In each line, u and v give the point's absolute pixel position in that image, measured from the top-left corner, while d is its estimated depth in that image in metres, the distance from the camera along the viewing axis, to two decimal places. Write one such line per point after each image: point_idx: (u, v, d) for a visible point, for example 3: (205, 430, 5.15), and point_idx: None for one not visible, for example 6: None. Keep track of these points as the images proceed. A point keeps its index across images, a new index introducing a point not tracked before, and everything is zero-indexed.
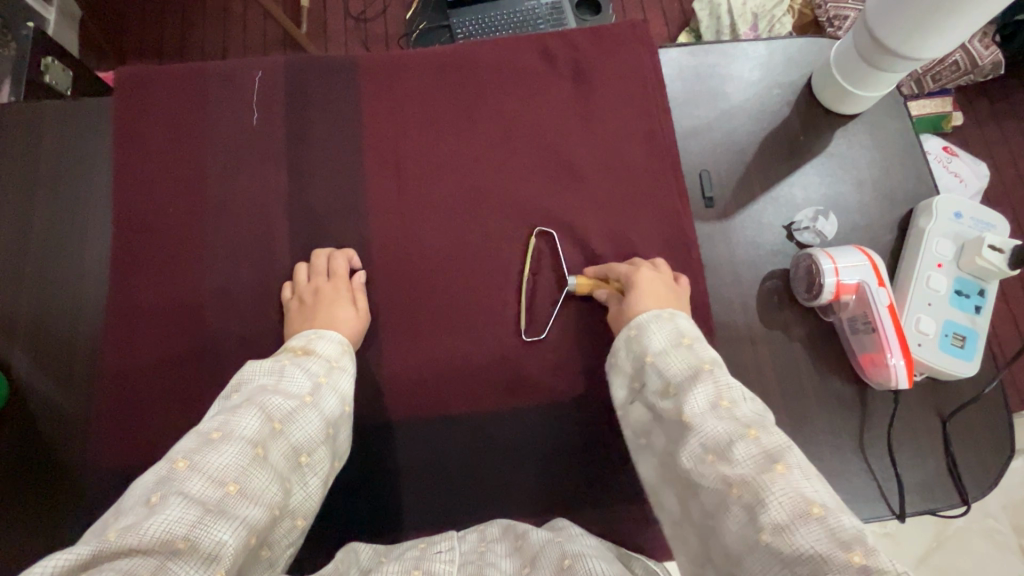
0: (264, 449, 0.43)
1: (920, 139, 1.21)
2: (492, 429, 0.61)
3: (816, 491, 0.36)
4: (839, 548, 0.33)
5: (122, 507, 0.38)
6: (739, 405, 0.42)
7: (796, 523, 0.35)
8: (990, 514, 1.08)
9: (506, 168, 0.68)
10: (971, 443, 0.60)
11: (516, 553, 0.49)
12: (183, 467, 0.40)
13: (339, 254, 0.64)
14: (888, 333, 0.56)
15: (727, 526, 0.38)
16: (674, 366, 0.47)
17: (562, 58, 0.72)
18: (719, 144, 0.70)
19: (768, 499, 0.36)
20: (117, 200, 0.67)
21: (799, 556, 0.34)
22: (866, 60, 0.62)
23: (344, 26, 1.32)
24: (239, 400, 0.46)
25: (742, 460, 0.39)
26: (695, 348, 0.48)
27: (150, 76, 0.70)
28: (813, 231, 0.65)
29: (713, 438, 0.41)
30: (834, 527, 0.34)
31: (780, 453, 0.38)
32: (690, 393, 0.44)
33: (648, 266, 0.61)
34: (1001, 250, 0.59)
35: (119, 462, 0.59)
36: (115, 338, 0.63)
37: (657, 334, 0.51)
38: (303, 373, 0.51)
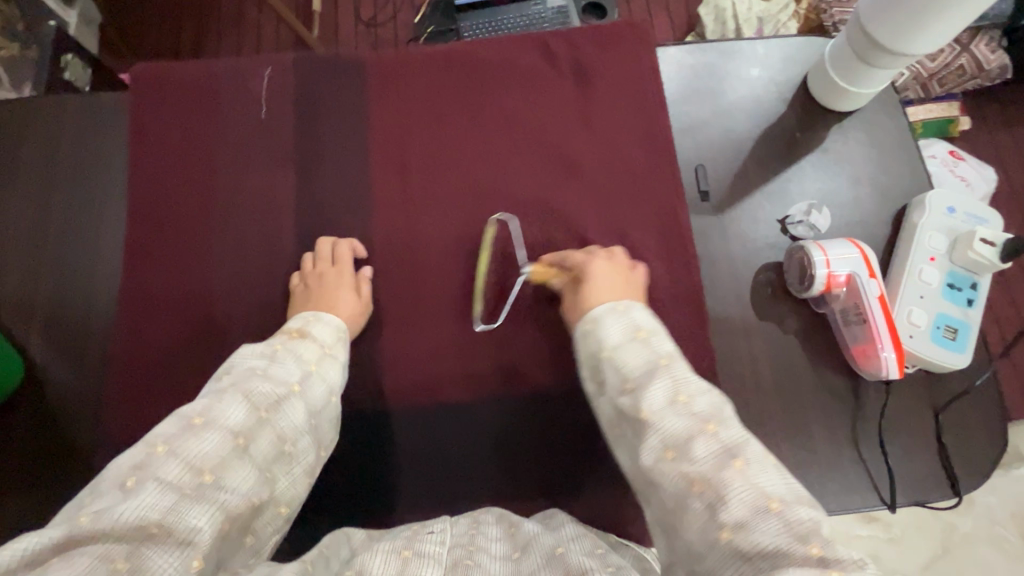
0: (245, 440, 0.44)
1: (926, 143, 1.21)
2: (489, 414, 0.62)
3: (775, 486, 0.38)
4: (798, 542, 0.35)
5: (97, 486, 0.39)
6: (695, 399, 0.44)
7: (757, 519, 0.36)
8: (997, 522, 1.07)
9: (506, 162, 0.70)
10: (964, 435, 0.61)
11: (507, 538, 0.51)
12: (161, 452, 0.41)
13: (343, 241, 0.66)
14: (878, 324, 0.58)
15: (689, 525, 0.39)
16: (630, 360, 0.48)
17: (563, 55, 0.73)
18: (716, 140, 0.72)
19: (728, 496, 0.38)
20: (131, 188, 0.69)
21: (761, 552, 0.35)
22: (860, 57, 0.63)
23: (355, 31, 1.35)
24: (226, 383, 0.48)
25: (702, 458, 0.40)
26: (652, 341, 0.49)
27: (165, 70, 0.73)
28: (806, 225, 0.66)
29: (672, 435, 0.42)
30: (791, 521, 0.36)
31: (738, 450, 0.40)
32: (649, 387, 0.45)
33: (602, 253, 0.62)
34: (992, 243, 0.60)
35: (125, 441, 0.61)
36: (125, 322, 0.65)
37: (612, 328, 0.51)
38: (293, 362, 0.52)
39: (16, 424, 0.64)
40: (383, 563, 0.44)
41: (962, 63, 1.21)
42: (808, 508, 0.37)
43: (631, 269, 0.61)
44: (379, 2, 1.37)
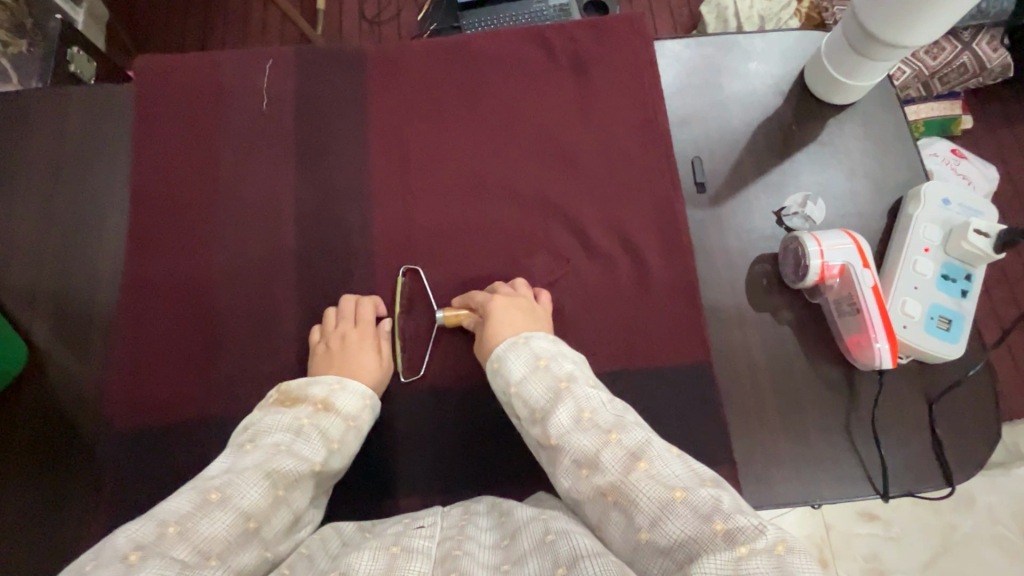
0: (256, 523, 0.45)
1: (927, 141, 1.21)
2: (485, 401, 0.63)
3: (677, 475, 0.42)
4: (704, 522, 0.39)
5: (100, 554, 0.39)
6: (597, 413, 0.48)
7: (667, 512, 0.40)
8: (998, 521, 1.06)
9: (504, 153, 0.70)
10: (957, 425, 0.61)
11: (498, 528, 0.50)
12: (172, 531, 0.41)
13: (366, 299, 0.65)
14: (871, 314, 0.58)
15: (614, 532, 0.43)
16: (536, 391, 0.52)
17: (562, 48, 0.74)
18: (713, 132, 0.72)
19: (638, 497, 0.42)
20: (134, 178, 0.70)
21: (675, 544, 0.39)
22: (856, 49, 0.63)
23: (359, 29, 1.36)
24: (251, 461, 0.48)
25: (610, 466, 0.44)
26: (552, 366, 0.53)
27: (168, 62, 0.74)
28: (801, 216, 0.67)
29: (584, 453, 0.46)
30: (696, 505, 0.40)
31: (641, 449, 0.44)
32: (555, 413, 0.49)
33: (505, 289, 0.62)
34: (986, 234, 0.61)
35: (125, 425, 0.62)
36: (126, 309, 0.66)
37: (515, 363, 0.54)
38: (318, 437, 0.53)
39: (20, 408, 0.65)
40: (372, 559, 0.45)
41: (964, 61, 1.20)
42: (710, 488, 0.41)
43: (535, 300, 0.62)
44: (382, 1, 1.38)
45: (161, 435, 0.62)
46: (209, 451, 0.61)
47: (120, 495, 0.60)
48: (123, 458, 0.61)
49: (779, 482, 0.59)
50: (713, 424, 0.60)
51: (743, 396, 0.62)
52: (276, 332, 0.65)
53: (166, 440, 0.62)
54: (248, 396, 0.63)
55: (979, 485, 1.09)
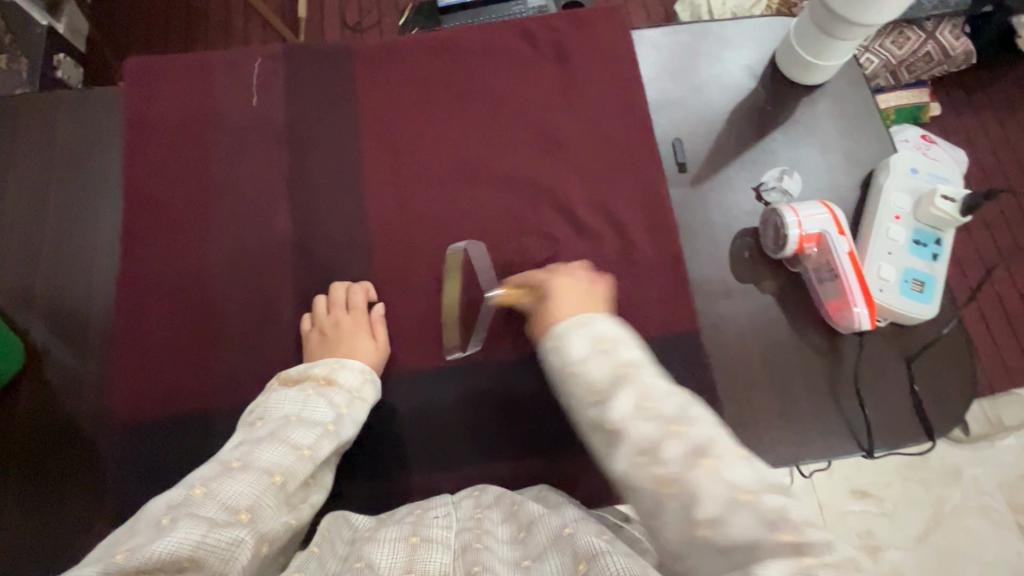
0: (280, 477, 0.47)
1: (898, 128, 1.26)
2: (481, 380, 0.64)
3: (744, 478, 0.41)
4: (768, 529, 0.38)
5: (133, 528, 0.41)
6: (662, 403, 0.44)
7: (730, 512, 0.39)
8: (985, 492, 1.10)
9: (490, 141, 0.72)
10: (935, 382, 0.64)
11: (511, 519, 0.52)
12: (198, 493, 0.43)
13: (358, 287, 0.66)
14: (849, 279, 0.60)
15: (665, 526, 0.41)
16: (596, 372, 0.47)
17: (543, 39, 0.76)
18: (692, 114, 0.75)
19: (703, 495, 0.40)
20: (126, 177, 0.71)
21: (735, 545, 0.39)
22: (821, 28, 0.67)
23: (341, 37, 1.38)
24: (264, 432, 0.51)
25: (672, 460, 0.42)
26: (614, 349, 0.48)
27: (158, 63, 0.75)
28: (779, 190, 0.69)
29: (644, 443, 0.43)
30: (763, 510, 0.39)
31: (706, 446, 0.42)
32: (615, 400, 0.45)
33: (562, 270, 0.60)
34: (952, 199, 0.64)
35: (125, 418, 0.63)
36: (124, 305, 0.66)
37: (577, 340, 0.49)
38: (326, 404, 0.55)
39: (19, 406, 0.65)
40: (392, 552, 0.47)
41: (929, 50, 1.26)
42: (777, 495, 0.40)
43: (593, 284, 0.58)
44: (364, 7, 1.40)
45: (163, 427, 0.62)
46: (212, 440, 0.62)
47: (125, 488, 0.60)
48: (126, 452, 0.61)
49: (769, 444, 0.61)
50: (703, 390, 0.62)
51: (732, 364, 0.64)
52: (275, 322, 0.66)
53: (168, 433, 0.62)
54: (249, 384, 0.64)
55: (964, 458, 1.12)
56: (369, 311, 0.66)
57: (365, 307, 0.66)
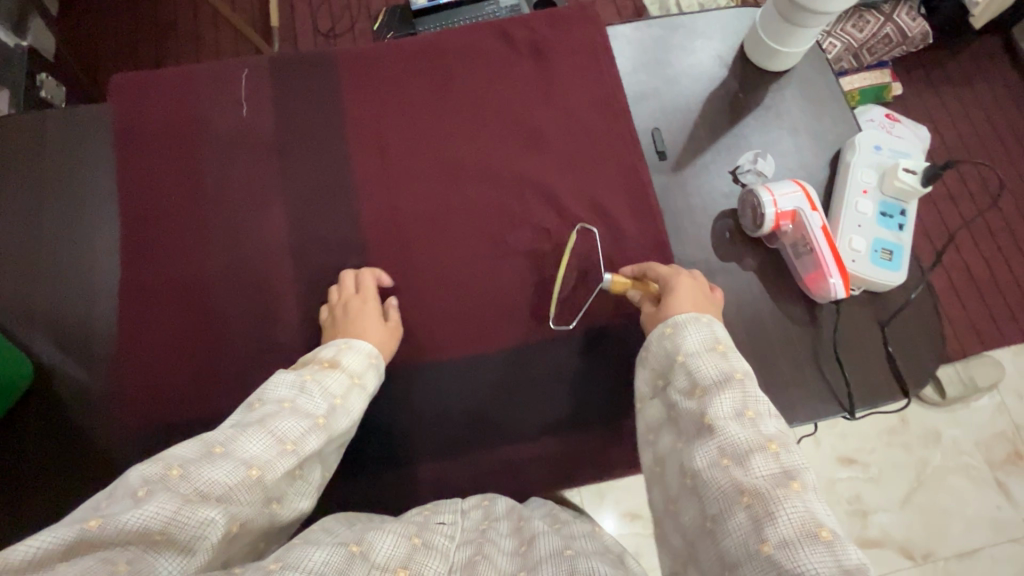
0: (259, 471, 0.46)
1: (864, 109, 1.32)
2: (482, 370, 0.67)
3: (824, 514, 0.43)
4: (840, 571, 0.39)
5: (113, 493, 0.41)
6: (762, 419, 0.49)
7: (803, 540, 0.41)
8: (963, 452, 1.17)
9: (476, 139, 0.75)
10: (907, 344, 0.68)
11: (516, 533, 0.55)
12: (175, 474, 0.43)
13: (367, 272, 0.68)
14: (824, 252, 0.64)
15: (731, 530, 0.44)
16: (704, 369, 0.53)
17: (521, 38, 0.79)
18: (668, 105, 0.78)
19: (777, 513, 0.42)
20: (120, 191, 0.71)
21: (797, 569, 0.39)
22: (784, 18, 0.71)
23: (315, 43, 1.39)
24: (256, 416, 0.50)
25: (760, 472, 0.45)
26: (728, 355, 0.54)
27: (147, 79, 0.76)
28: (754, 172, 0.73)
29: (733, 445, 0.47)
30: (837, 551, 0.40)
31: (796, 473, 0.45)
32: (717, 398, 0.50)
33: (684, 271, 0.65)
34: (914, 172, 0.68)
35: (138, 427, 0.64)
36: (126, 318, 0.67)
37: (692, 335, 0.56)
38: (321, 394, 0.54)
39: (30, 421, 0.66)
40: (393, 545, 0.48)
41: (888, 31, 1.32)
42: (855, 547, 0.41)
43: (709, 290, 0.64)
44: (336, 14, 1.41)
45: (179, 435, 0.64)
46: None
47: None
48: (142, 459, 0.63)
49: None
50: None
51: None
52: (279, 326, 0.68)
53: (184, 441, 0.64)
54: (258, 388, 0.65)
55: (942, 421, 1.19)
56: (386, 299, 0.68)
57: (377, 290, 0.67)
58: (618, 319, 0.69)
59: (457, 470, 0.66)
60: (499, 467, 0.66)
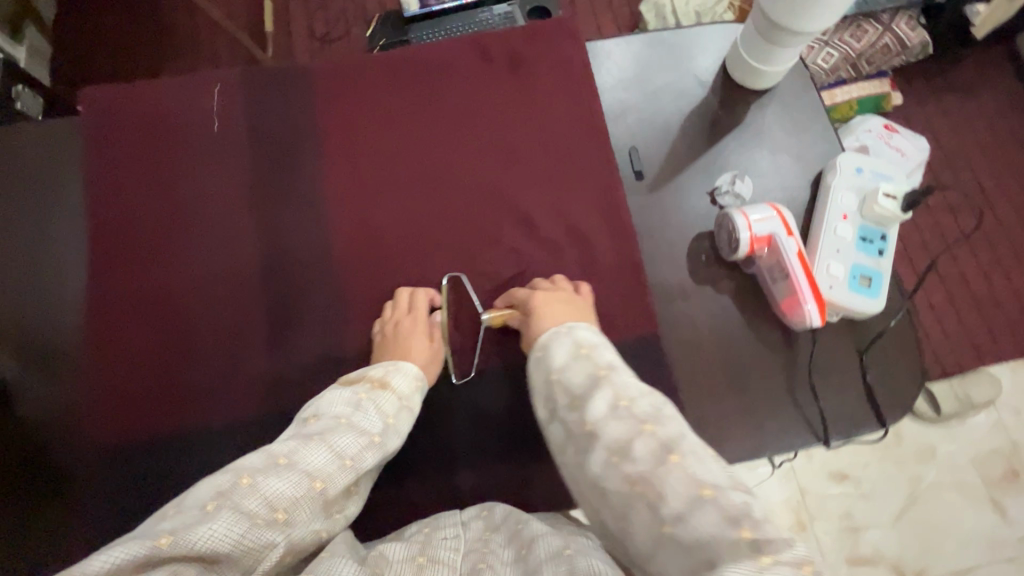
0: (322, 486, 0.48)
1: (862, 119, 1.29)
2: (450, 392, 0.66)
3: (709, 474, 0.42)
4: (732, 526, 0.38)
5: (181, 504, 0.42)
6: (635, 403, 0.48)
7: (693, 508, 0.40)
8: (959, 468, 1.14)
9: (450, 155, 0.73)
10: (886, 371, 0.67)
11: (514, 539, 0.51)
12: (245, 484, 0.44)
13: (422, 292, 0.67)
14: (799, 279, 0.63)
15: (637, 525, 0.42)
16: (576, 378, 0.52)
17: (499, 54, 0.78)
18: (646, 123, 0.77)
19: (666, 492, 0.41)
20: (91, 206, 0.71)
21: (698, 541, 0.39)
22: (764, 36, 0.69)
23: (312, 50, 1.39)
24: (316, 429, 0.51)
25: (642, 457, 0.44)
26: (594, 354, 0.53)
27: (117, 92, 0.75)
28: (732, 195, 0.72)
29: (616, 441, 0.46)
30: (724, 506, 0.40)
31: (674, 443, 0.44)
32: (592, 401, 0.49)
33: (545, 285, 0.65)
34: (894, 197, 0.67)
35: (102, 447, 0.63)
36: (96, 336, 0.67)
37: (558, 349, 0.55)
38: (376, 412, 0.55)
39: None
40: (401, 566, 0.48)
41: (886, 42, 1.28)
42: (739, 492, 0.41)
43: (575, 292, 0.65)
44: (331, 19, 1.41)
45: (144, 456, 0.63)
46: (190, 465, 0.63)
47: (104, 515, 0.61)
48: (104, 479, 0.62)
49: (731, 440, 0.63)
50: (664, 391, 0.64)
51: (692, 364, 0.66)
52: (244, 346, 0.67)
53: (149, 460, 0.63)
54: (222, 409, 0.64)
55: (937, 437, 1.16)
56: (431, 317, 0.67)
57: (427, 311, 0.67)
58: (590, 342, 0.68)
59: (421, 493, 0.64)
60: (465, 491, 0.64)
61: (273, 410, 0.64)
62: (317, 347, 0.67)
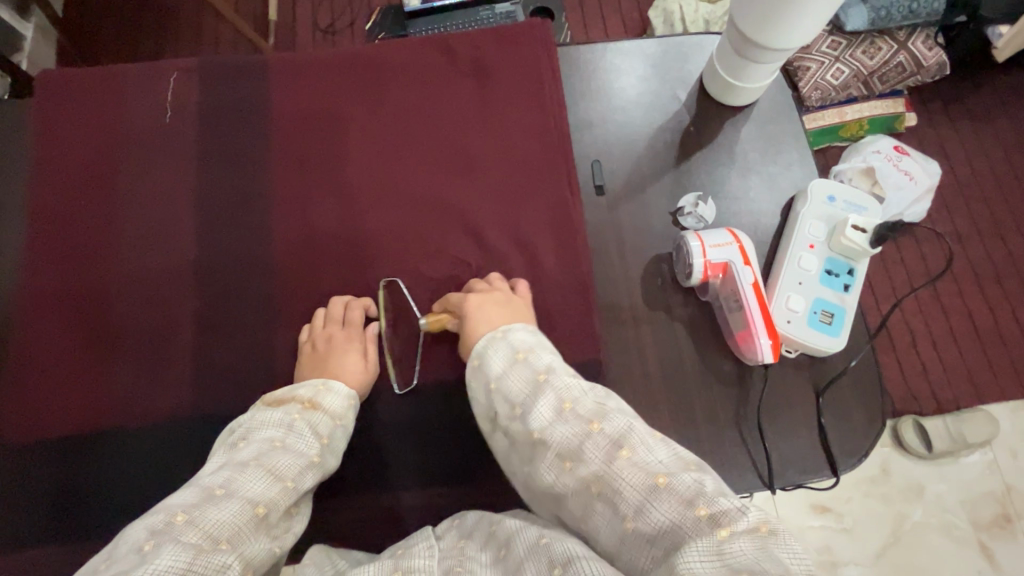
0: (264, 509, 0.46)
1: (872, 139, 1.22)
2: (381, 407, 0.63)
3: (660, 460, 0.41)
4: (687, 508, 0.38)
5: (114, 554, 0.40)
6: (579, 403, 0.46)
7: (649, 497, 0.39)
8: (948, 508, 1.07)
9: (405, 160, 0.71)
10: (843, 415, 0.63)
11: (491, 542, 0.49)
12: (181, 520, 0.42)
13: (358, 302, 0.65)
14: (753, 311, 0.59)
15: (599, 525, 0.42)
16: (516, 386, 0.49)
17: (465, 57, 0.75)
18: (614, 136, 0.74)
19: (622, 484, 0.41)
20: (34, 192, 0.70)
21: (658, 530, 0.39)
22: (739, 52, 0.65)
23: (312, 39, 1.37)
24: (248, 455, 0.50)
25: (593, 457, 0.42)
26: (530, 359, 0.50)
27: (71, 77, 0.74)
28: (695, 216, 0.68)
29: (566, 446, 0.44)
30: (679, 490, 0.39)
31: (623, 437, 0.42)
32: (535, 408, 0.46)
33: (481, 288, 0.61)
34: (864, 229, 0.63)
35: (18, 439, 0.62)
36: (26, 323, 0.66)
37: (494, 357, 0.52)
38: (311, 431, 0.54)
39: None
40: None
41: (900, 60, 1.20)
42: (691, 471, 0.40)
43: (509, 292, 0.61)
44: (336, 10, 1.39)
45: (57, 450, 0.62)
46: (105, 463, 0.61)
47: (16, 506, 0.60)
48: (17, 471, 0.61)
49: None
50: None
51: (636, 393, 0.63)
52: (172, 343, 0.65)
53: (64, 455, 0.61)
54: (142, 407, 0.63)
55: (925, 475, 1.10)
56: (366, 327, 0.65)
57: (363, 322, 0.64)
58: None
59: (338, 509, 0.61)
60: (387, 511, 0.61)
61: (196, 412, 0.62)
62: (249, 349, 0.65)
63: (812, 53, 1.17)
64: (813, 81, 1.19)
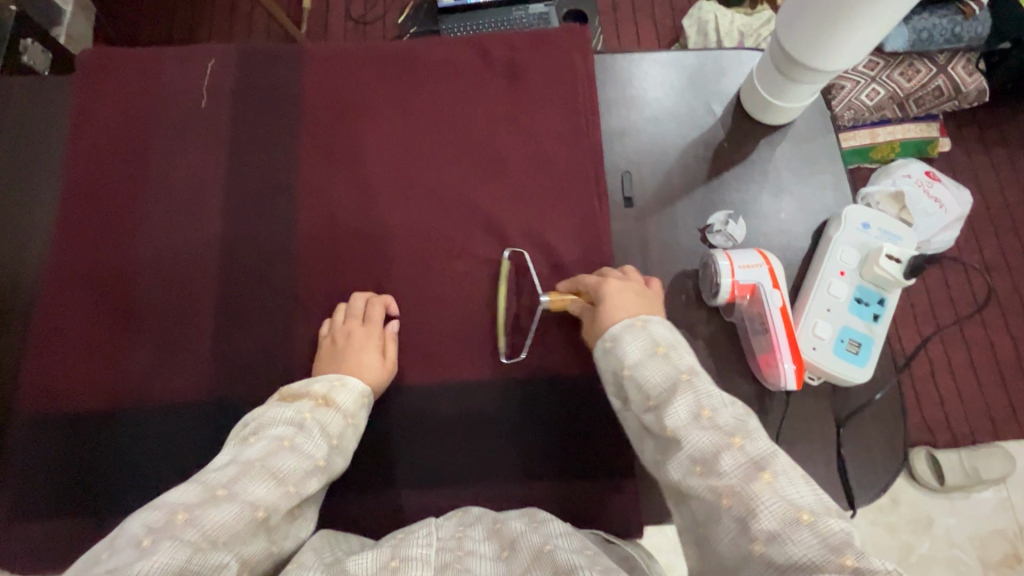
0: (264, 513, 0.46)
1: (902, 163, 1.19)
2: (395, 405, 0.63)
3: (804, 497, 0.40)
4: (832, 554, 0.37)
5: (115, 543, 0.41)
6: (719, 413, 0.45)
7: (787, 530, 0.38)
8: (956, 544, 1.05)
9: (433, 158, 0.70)
10: (862, 446, 0.61)
11: (494, 538, 0.49)
12: (181, 519, 0.42)
13: (378, 300, 0.65)
14: (778, 335, 0.58)
15: (721, 537, 0.41)
16: (652, 377, 0.49)
17: (500, 57, 0.74)
18: (646, 147, 0.73)
19: (759, 509, 0.39)
20: (67, 167, 0.71)
21: (793, 564, 0.37)
22: (779, 69, 0.64)
23: (344, 28, 1.38)
24: (256, 453, 0.50)
25: (730, 471, 0.42)
26: (671, 355, 0.50)
27: (111, 56, 0.75)
28: (724, 234, 0.67)
29: (699, 451, 0.44)
30: (824, 534, 0.38)
31: (766, 461, 0.42)
32: (670, 405, 0.46)
33: (616, 275, 0.60)
34: (898, 259, 0.62)
35: (34, 411, 0.63)
36: (50, 297, 0.67)
37: (633, 343, 0.52)
38: (320, 433, 0.53)
39: None
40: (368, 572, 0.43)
41: (939, 84, 1.17)
42: (836, 517, 0.39)
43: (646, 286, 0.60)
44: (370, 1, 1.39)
45: (70, 424, 0.62)
46: (118, 441, 0.62)
47: (29, 476, 0.61)
48: (33, 441, 0.62)
49: None
50: None
51: None
52: (191, 326, 0.65)
53: (79, 429, 0.62)
54: (158, 388, 0.63)
55: (936, 508, 1.07)
56: (386, 325, 0.64)
57: (383, 320, 0.64)
58: (549, 372, 0.64)
59: (347, 503, 0.61)
60: (394, 510, 0.61)
61: (212, 396, 0.63)
62: (267, 338, 0.65)
63: (849, 73, 1.15)
64: (847, 100, 1.17)
